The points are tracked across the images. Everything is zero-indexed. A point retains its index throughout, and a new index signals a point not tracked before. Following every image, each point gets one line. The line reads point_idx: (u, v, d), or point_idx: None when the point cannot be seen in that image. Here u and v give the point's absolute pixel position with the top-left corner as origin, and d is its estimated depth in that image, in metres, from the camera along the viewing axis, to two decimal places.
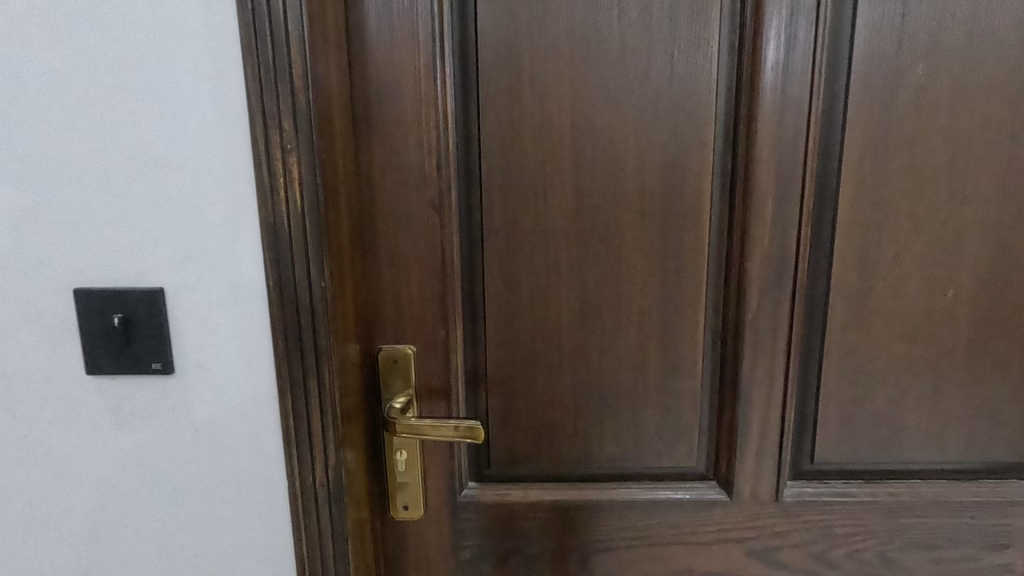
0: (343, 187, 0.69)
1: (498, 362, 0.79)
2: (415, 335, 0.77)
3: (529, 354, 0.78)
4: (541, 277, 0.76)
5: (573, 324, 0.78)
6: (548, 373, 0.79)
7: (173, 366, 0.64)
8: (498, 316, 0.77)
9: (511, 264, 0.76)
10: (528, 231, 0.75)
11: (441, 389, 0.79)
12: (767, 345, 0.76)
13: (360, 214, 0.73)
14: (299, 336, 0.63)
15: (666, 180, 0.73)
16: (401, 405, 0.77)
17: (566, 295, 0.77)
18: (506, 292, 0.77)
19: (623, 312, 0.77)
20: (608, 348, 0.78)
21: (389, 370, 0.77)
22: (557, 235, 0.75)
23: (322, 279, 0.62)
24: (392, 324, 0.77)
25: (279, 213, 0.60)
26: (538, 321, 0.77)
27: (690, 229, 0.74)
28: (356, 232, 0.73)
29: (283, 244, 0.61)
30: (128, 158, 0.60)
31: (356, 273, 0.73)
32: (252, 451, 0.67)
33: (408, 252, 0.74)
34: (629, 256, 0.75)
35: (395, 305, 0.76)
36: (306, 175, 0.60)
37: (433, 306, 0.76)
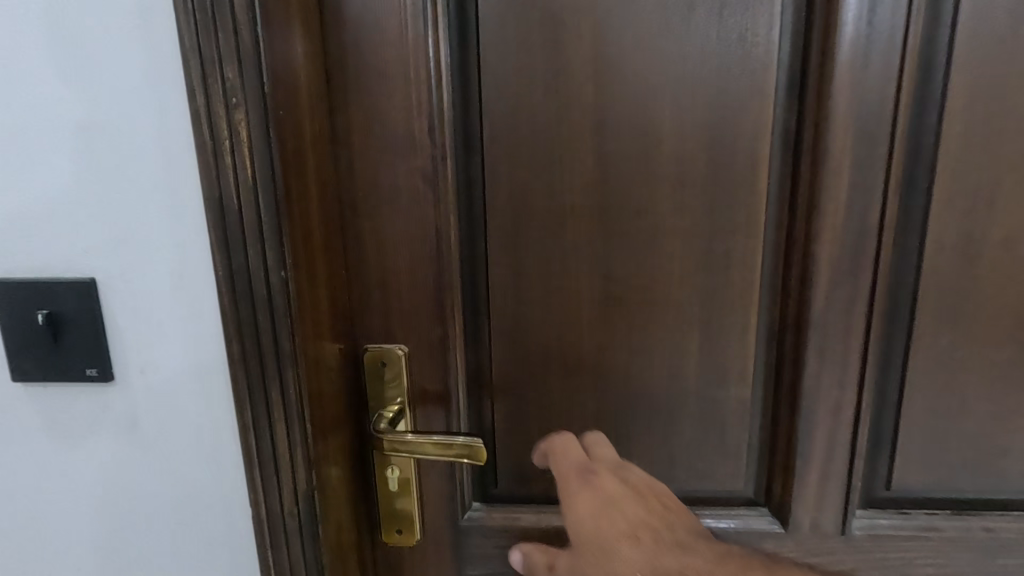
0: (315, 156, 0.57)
1: (506, 364, 0.66)
2: (406, 333, 0.65)
3: (543, 356, 0.66)
4: (557, 265, 0.63)
5: (595, 320, 0.64)
6: (565, 379, 0.66)
7: (111, 372, 0.54)
8: (505, 312, 0.65)
9: (518, 249, 0.63)
10: (540, 207, 0.61)
11: (439, 397, 0.67)
12: (837, 347, 0.61)
13: (338, 190, 0.61)
14: (258, 336, 0.52)
15: (712, 142, 0.59)
16: (392, 416, 0.65)
17: (587, 287, 0.64)
18: (514, 281, 0.64)
19: (655, 306, 0.64)
20: (636, 349, 0.65)
21: (378, 375, 0.66)
22: (576, 212, 0.61)
23: (284, 269, 0.50)
24: (378, 319, 0.65)
25: (227, 185, 0.49)
26: (553, 317, 0.65)
27: (740, 203, 0.60)
28: (333, 213, 0.61)
29: (234, 224, 0.49)
30: (47, 121, 0.50)
31: (333, 261, 0.61)
32: (208, 470, 0.56)
33: (396, 236, 0.62)
34: (664, 236, 0.61)
35: (382, 297, 0.64)
36: (258, 139, 0.48)
37: (427, 300, 0.64)
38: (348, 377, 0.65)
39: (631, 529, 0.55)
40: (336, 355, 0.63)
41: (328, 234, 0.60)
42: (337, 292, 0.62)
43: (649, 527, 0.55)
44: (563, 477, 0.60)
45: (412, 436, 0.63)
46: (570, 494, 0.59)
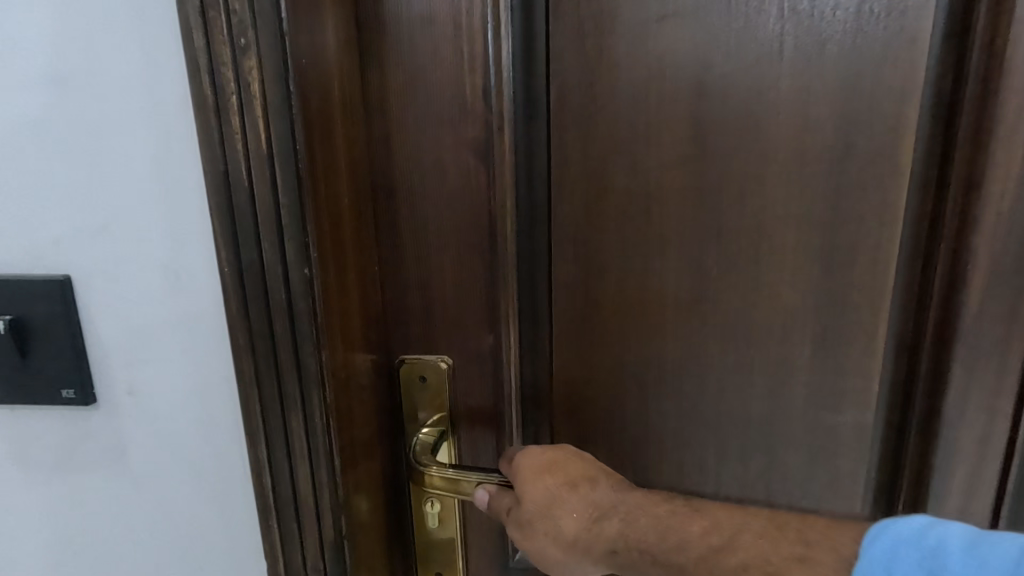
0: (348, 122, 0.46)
1: (570, 378, 0.55)
2: (451, 342, 0.54)
3: (616, 369, 0.55)
4: (637, 259, 0.52)
5: (682, 328, 0.53)
6: (640, 397, 0.55)
7: (92, 394, 0.43)
8: (571, 315, 0.54)
9: (590, 240, 0.52)
10: (618, 188, 0.50)
11: (489, 419, 0.56)
12: (991, 365, 0.49)
13: (371, 168, 0.50)
14: (274, 353, 0.40)
15: (840, 106, 0.47)
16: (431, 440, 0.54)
17: (673, 287, 0.52)
18: (582, 279, 0.53)
19: (757, 311, 0.52)
20: (731, 364, 0.53)
21: (415, 393, 0.55)
22: (663, 195, 0.50)
23: (308, 265, 0.39)
24: (418, 325, 0.54)
25: (233, 157, 0.37)
26: (629, 322, 0.53)
27: (872, 183, 0.48)
28: (365, 195, 0.49)
29: (243, 207, 0.38)
30: (5, 74, 0.39)
31: (365, 255, 0.50)
32: (212, 513, 0.45)
33: (441, 224, 0.51)
34: (772, 225, 0.50)
35: (423, 299, 0.53)
36: (274, 94, 0.36)
37: (478, 303, 0.52)
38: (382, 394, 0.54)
39: (575, 480, 0.49)
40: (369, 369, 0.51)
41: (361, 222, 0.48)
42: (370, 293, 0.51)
43: (587, 480, 0.49)
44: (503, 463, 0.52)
45: (460, 472, 0.52)
46: (514, 468, 0.50)
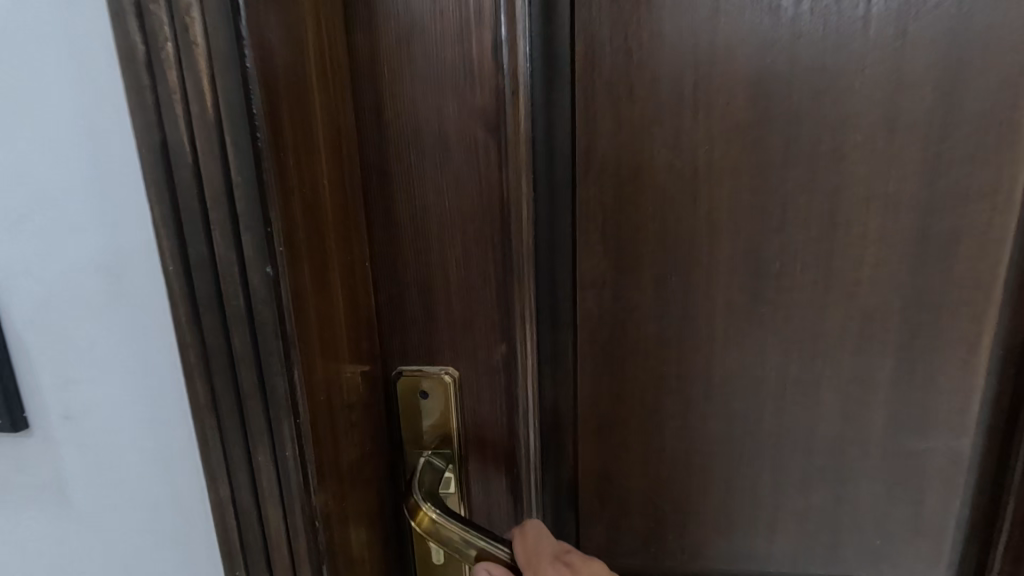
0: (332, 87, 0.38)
1: (598, 392, 0.47)
2: (457, 349, 0.46)
3: (654, 383, 0.46)
4: (680, 252, 0.43)
5: (736, 334, 0.44)
6: (683, 416, 0.46)
7: (23, 418, 0.36)
8: (600, 319, 0.45)
9: (625, 229, 0.43)
10: (660, 166, 0.41)
11: (501, 441, 0.47)
12: None
13: (362, 143, 0.42)
14: (232, 371, 0.32)
15: (943, 58, 0.37)
16: (443, 463, 0.47)
17: (727, 285, 0.43)
18: (614, 277, 0.44)
19: (829, 314, 0.42)
20: (794, 379, 0.44)
21: (417, 409, 0.47)
22: (716, 173, 0.41)
23: (271, 263, 0.31)
24: (419, 330, 0.46)
25: (172, 123, 0.29)
26: (671, 329, 0.45)
27: (981, 155, 0.38)
28: (356, 176, 0.41)
29: (187, 187, 0.30)
30: None
31: (360, 248, 0.42)
32: (169, 558, 0.38)
33: (445, 211, 0.42)
34: (851, 209, 0.40)
35: (425, 299, 0.45)
36: (220, 40, 0.28)
37: (488, 306, 0.44)
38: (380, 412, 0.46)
39: None
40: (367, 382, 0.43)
41: (350, 207, 0.40)
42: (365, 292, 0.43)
43: None
44: (523, 551, 0.42)
45: (460, 528, 0.42)
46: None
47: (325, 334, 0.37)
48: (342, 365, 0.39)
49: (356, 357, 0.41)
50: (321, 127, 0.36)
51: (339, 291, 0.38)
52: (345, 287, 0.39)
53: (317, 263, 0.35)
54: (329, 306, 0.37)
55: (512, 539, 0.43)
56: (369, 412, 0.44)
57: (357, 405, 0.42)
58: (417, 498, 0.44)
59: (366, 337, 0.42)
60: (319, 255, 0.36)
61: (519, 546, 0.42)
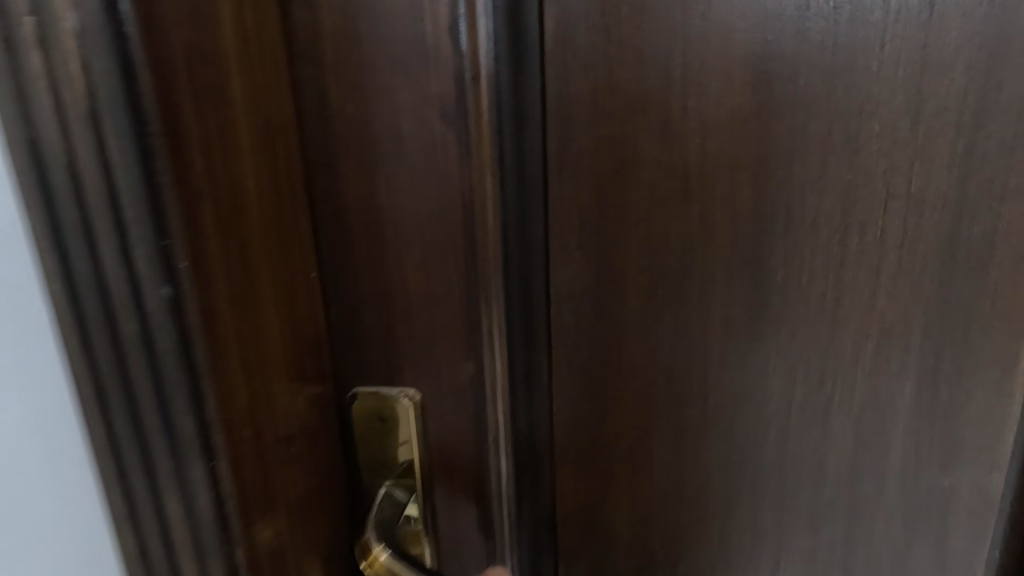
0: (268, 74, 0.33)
1: (578, 417, 0.42)
2: (418, 370, 0.41)
3: (641, 407, 0.41)
4: (668, 261, 0.37)
5: (732, 353, 0.38)
6: (673, 443, 0.41)
7: None
8: (579, 336, 0.40)
9: (605, 234, 0.38)
10: (645, 162, 0.36)
11: (470, 468, 0.43)
12: None
13: (305, 138, 0.37)
14: (135, 400, 0.29)
15: (981, 30, 0.31)
16: (406, 494, 0.42)
17: (723, 298, 0.37)
18: (593, 288, 0.39)
19: (841, 332, 0.37)
20: (800, 405, 0.39)
21: (377, 436, 0.42)
22: (710, 169, 0.35)
23: (169, 281, 0.27)
24: (376, 349, 0.40)
25: (52, 123, 0.26)
26: (659, 347, 0.39)
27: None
28: (297, 175, 0.36)
29: (76, 196, 0.27)
30: None
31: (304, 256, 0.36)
32: None
33: (401, 215, 0.38)
34: (868, 211, 0.34)
35: (381, 314, 0.40)
36: (93, 28, 0.24)
37: (450, 318, 0.40)
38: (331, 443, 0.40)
39: None
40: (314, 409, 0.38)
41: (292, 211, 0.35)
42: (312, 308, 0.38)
43: None
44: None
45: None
46: None
47: (251, 357, 0.32)
48: (279, 393, 0.34)
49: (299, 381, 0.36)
50: (248, 116, 0.30)
51: (271, 307, 0.32)
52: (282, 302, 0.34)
53: (239, 274, 0.30)
54: (258, 324, 0.32)
55: None
56: (315, 442, 0.38)
57: (299, 436, 0.36)
58: (369, 535, 0.41)
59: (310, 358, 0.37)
60: (242, 266, 0.30)
61: None
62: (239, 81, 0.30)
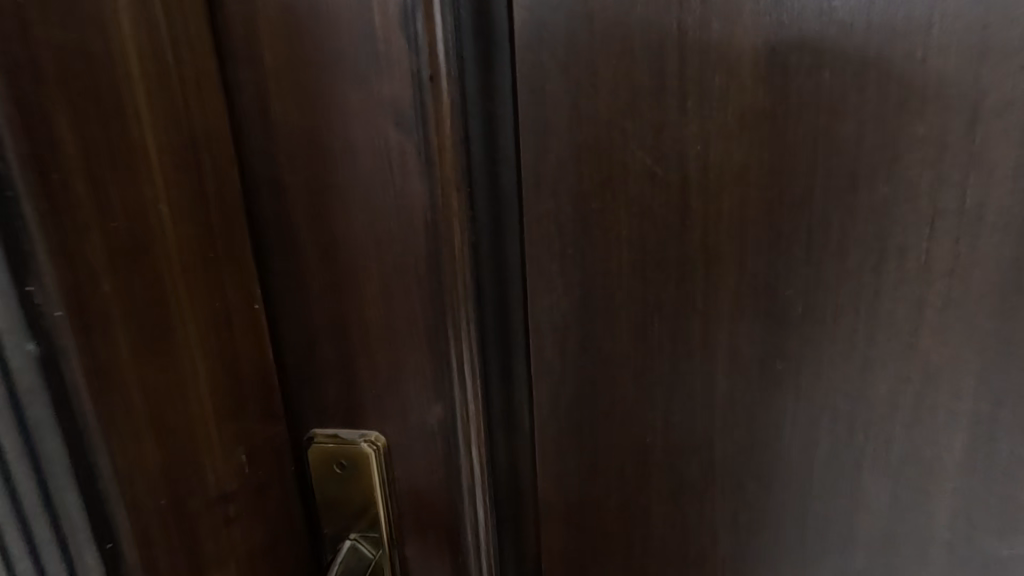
0: (201, 83, 0.29)
1: (564, 464, 0.36)
2: (381, 412, 0.36)
3: (636, 456, 0.35)
4: (665, 290, 0.32)
5: (742, 396, 0.33)
6: (673, 496, 0.36)
7: None
8: (562, 374, 0.35)
9: (590, 258, 0.32)
10: (635, 173, 0.30)
11: (442, 521, 0.37)
12: None
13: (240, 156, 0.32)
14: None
15: None
16: (372, 548, 0.37)
17: (731, 332, 0.32)
18: (578, 320, 0.33)
19: (875, 374, 0.31)
20: (825, 458, 0.33)
21: (336, 485, 0.36)
22: (713, 182, 0.29)
23: (34, 335, 0.22)
24: (335, 388, 0.35)
25: None
26: (656, 389, 0.34)
27: None
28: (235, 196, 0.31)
29: None
30: None
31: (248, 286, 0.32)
32: None
33: (355, 237, 0.32)
34: (910, 232, 0.28)
35: (338, 349, 0.35)
36: None
37: (420, 360, 0.34)
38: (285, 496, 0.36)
39: None
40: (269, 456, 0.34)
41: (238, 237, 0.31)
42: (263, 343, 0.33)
43: None
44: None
45: None
46: None
47: (173, 411, 0.27)
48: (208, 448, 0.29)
49: (244, 427, 0.32)
50: (159, 133, 0.26)
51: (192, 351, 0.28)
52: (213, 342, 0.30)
53: (150, 317, 0.26)
54: (180, 371, 0.28)
55: None
56: (265, 500, 0.34)
57: (240, 494, 0.32)
58: None
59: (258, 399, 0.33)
60: (149, 309, 0.26)
61: None
62: (148, 95, 0.26)
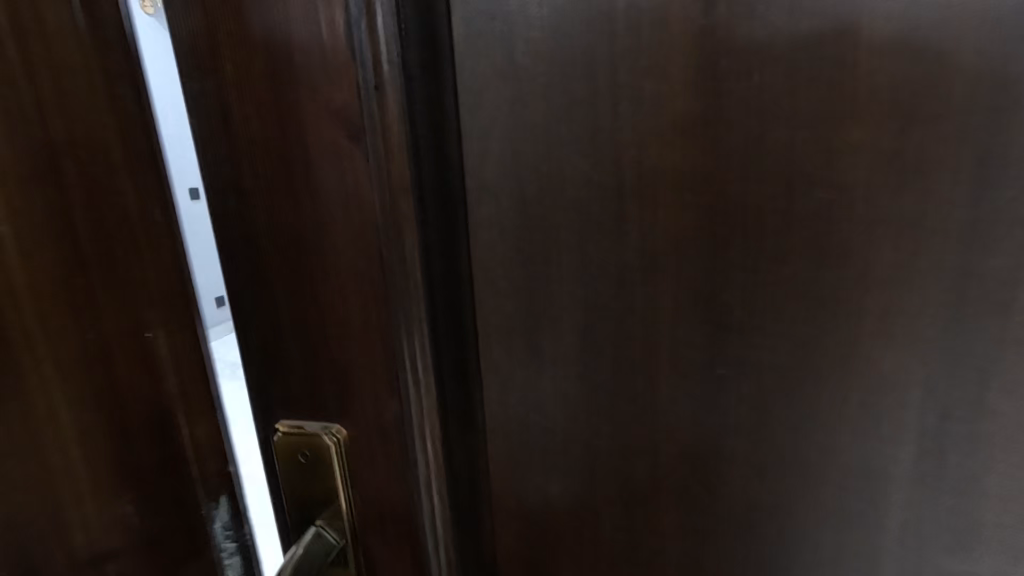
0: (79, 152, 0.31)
1: (515, 462, 0.37)
2: (343, 407, 0.37)
3: (583, 458, 0.35)
4: (604, 292, 0.32)
5: (685, 402, 0.32)
6: (621, 501, 0.35)
7: None
8: (511, 373, 0.35)
9: (533, 262, 0.32)
10: (572, 180, 0.30)
11: (402, 512, 0.37)
12: None
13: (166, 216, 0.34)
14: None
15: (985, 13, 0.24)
16: (336, 533, 0.39)
17: (671, 339, 0.31)
18: (523, 322, 0.34)
19: (817, 385, 0.30)
20: (770, 468, 0.32)
21: (300, 473, 0.38)
22: (648, 188, 0.29)
23: None
24: (299, 382, 0.37)
25: None
26: (599, 393, 0.34)
27: None
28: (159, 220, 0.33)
29: None
30: None
31: (138, 315, 0.34)
32: None
33: (312, 238, 0.33)
34: (849, 239, 0.27)
35: (301, 344, 0.36)
36: None
37: (372, 360, 0.34)
38: (219, 519, 0.38)
39: None
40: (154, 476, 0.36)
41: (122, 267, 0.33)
42: (164, 377, 0.35)
43: None
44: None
45: None
46: None
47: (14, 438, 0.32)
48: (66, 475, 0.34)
49: (110, 472, 0.34)
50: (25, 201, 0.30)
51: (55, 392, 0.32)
52: (89, 369, 0.33)
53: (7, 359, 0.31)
54: (40, 408, 0.32)
55: None
56: (134, 534, 0.36)
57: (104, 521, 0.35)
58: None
59: (143, 420, 0.35)
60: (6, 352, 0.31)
61: None
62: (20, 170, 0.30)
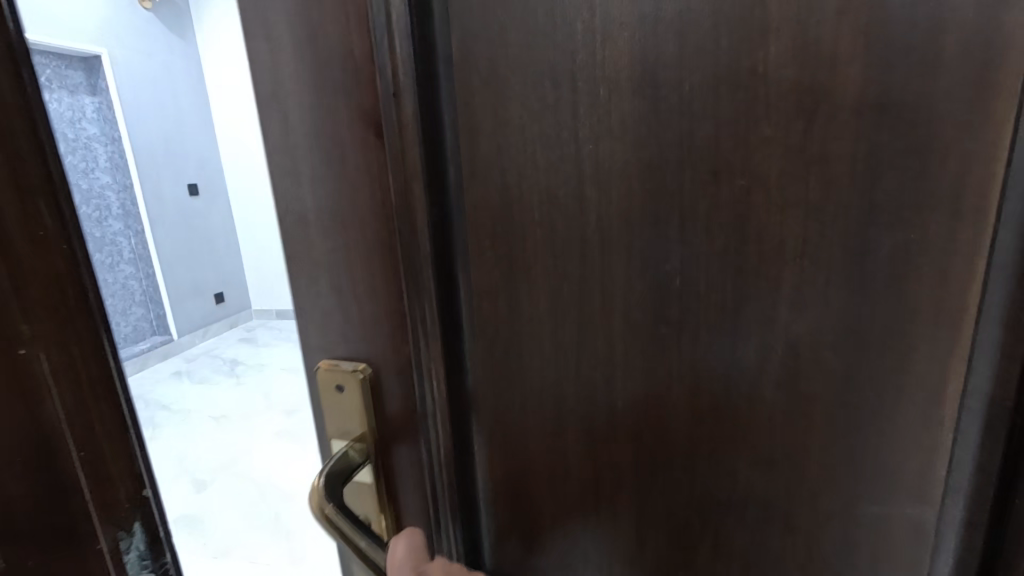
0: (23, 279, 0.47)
1: (500, 407, 0.43)
2: (365, 348, 0.44)
3: (554, 406, 0.41)
4: (570, 262, 0.38)
5: (637, 358, 0.38)
6: (586, 443, 0.41)
7: None
8: (495, 330, 0.41)
9: (511, 233, 0.38)
10: (542, 166, 0.36)
11: (410, 436, 0.44)
12: None
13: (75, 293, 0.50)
14: None
15: (876, 30, 0.28)
16: (360, 455, 0.45)
17: (624, 302, 0.37)
18: (506, 285, 0.40)
19: (744, 343, 0.35)
20: (708, 416, 0.37)
21: (337, 401, 0.45)
22: (602, 176, 0.35)
23: None
24: (332, 328, 0.45)
25: None
26: (566, 348, 0.40)
27: (935, 154, 0.29)
28: (56, 249, 0.48)
29: None
30: None
31: (18, 336, 0.47)
32: None
33: (339, 210, 0.40)
34: (764, 220, 0.33)
35: (334, 298, 0.43)
36: None
37: (384, 312, 0.42)
38: (134, 549, 0.56)
39: None
40: (31, 487, 0.50)
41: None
42: (78, 417, 0.51)
43: None
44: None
45: (339, 525, 0.41)
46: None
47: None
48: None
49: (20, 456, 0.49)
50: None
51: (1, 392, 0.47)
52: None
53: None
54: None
55: (397, 538, 0.41)
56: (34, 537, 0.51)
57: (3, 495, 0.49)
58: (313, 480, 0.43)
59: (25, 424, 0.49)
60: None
61: (401, 540, 0.41)
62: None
